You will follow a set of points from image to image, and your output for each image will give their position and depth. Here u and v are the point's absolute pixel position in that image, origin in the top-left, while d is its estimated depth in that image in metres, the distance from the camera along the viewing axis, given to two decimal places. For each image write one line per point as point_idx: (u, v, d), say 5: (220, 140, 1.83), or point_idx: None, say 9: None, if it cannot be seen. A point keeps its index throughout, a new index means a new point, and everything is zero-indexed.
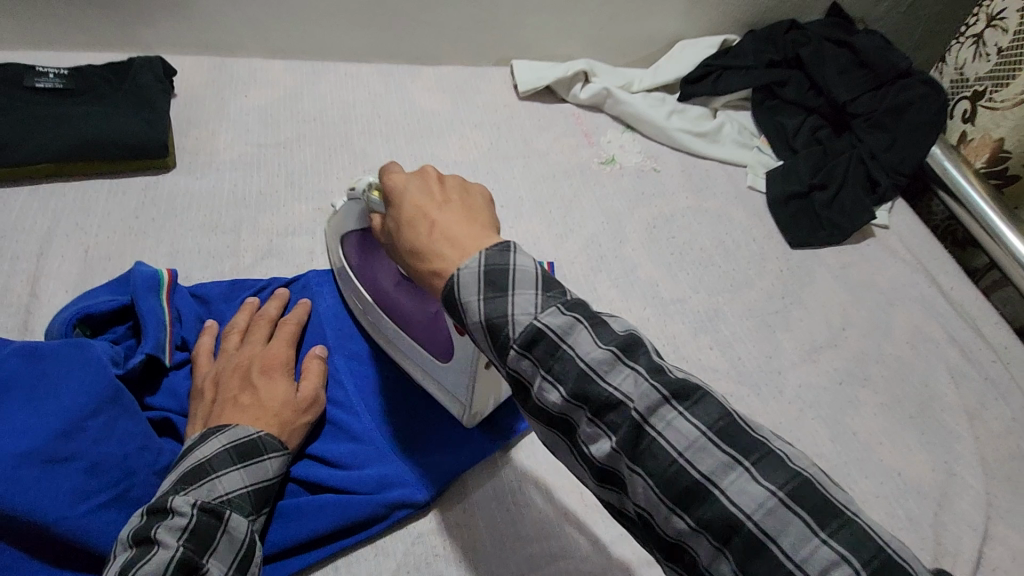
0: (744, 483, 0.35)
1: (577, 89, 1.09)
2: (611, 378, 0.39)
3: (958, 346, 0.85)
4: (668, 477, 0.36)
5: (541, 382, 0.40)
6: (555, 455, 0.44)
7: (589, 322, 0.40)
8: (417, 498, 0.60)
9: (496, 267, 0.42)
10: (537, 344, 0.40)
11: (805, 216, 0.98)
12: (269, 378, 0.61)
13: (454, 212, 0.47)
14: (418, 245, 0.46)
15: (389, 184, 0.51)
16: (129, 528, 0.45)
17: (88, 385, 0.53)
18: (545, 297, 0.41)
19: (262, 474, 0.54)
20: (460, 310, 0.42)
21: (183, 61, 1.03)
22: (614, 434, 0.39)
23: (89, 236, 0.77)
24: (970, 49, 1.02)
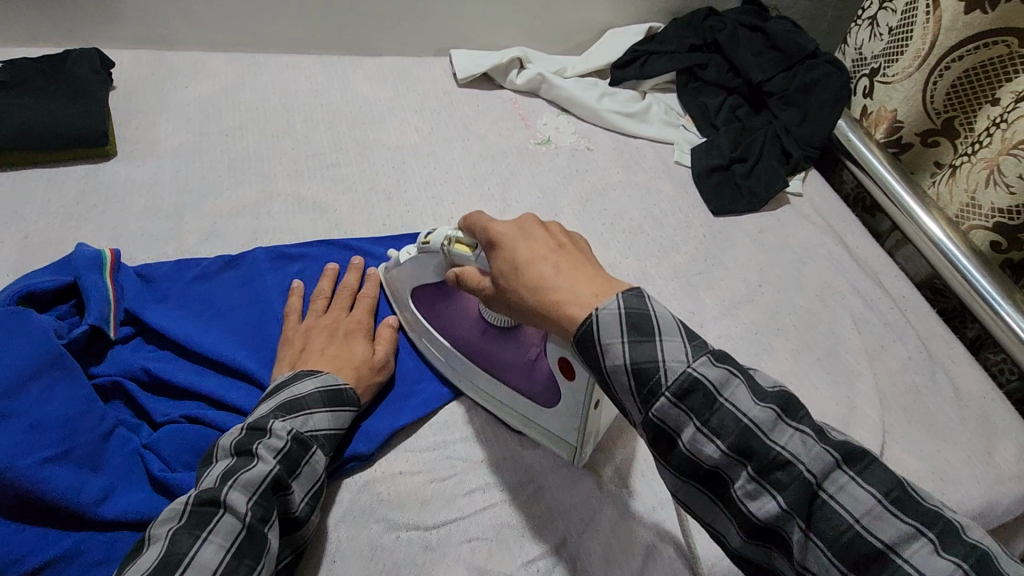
0: (850, 486, 0.42)
1: (513, 75, 1.15)
2: (773, 429, 0.44)
3: (861, 296, 0.94)
4: (841, 541, 0.41)
5: (694, 434, 0.45)
6: (691, 503, 0.49)
7: (746, 379, 0.46)
8: (361, 451, 0.64)
9: (636, 311, 0.48)
10: (690, 396, 0.45)
11: (727, 186, 1.06)
12: (352, 340, 0.70)
13: (572, 257, 0.54)
14: (545, 284, 0.52)
15: (494, 233, 0.57)
16: (234, 434, 0.55)
17: (28, 349, 0.55)
18: (692, 348, 0.47)
19: (344, 421, 0.62)
20: (600, 351, 0.48)
21: (120, 54, 1.04)
22: (780, 493, 0.43)
23: (29, 223, 0.78)
24: (866, 31, 1.13)
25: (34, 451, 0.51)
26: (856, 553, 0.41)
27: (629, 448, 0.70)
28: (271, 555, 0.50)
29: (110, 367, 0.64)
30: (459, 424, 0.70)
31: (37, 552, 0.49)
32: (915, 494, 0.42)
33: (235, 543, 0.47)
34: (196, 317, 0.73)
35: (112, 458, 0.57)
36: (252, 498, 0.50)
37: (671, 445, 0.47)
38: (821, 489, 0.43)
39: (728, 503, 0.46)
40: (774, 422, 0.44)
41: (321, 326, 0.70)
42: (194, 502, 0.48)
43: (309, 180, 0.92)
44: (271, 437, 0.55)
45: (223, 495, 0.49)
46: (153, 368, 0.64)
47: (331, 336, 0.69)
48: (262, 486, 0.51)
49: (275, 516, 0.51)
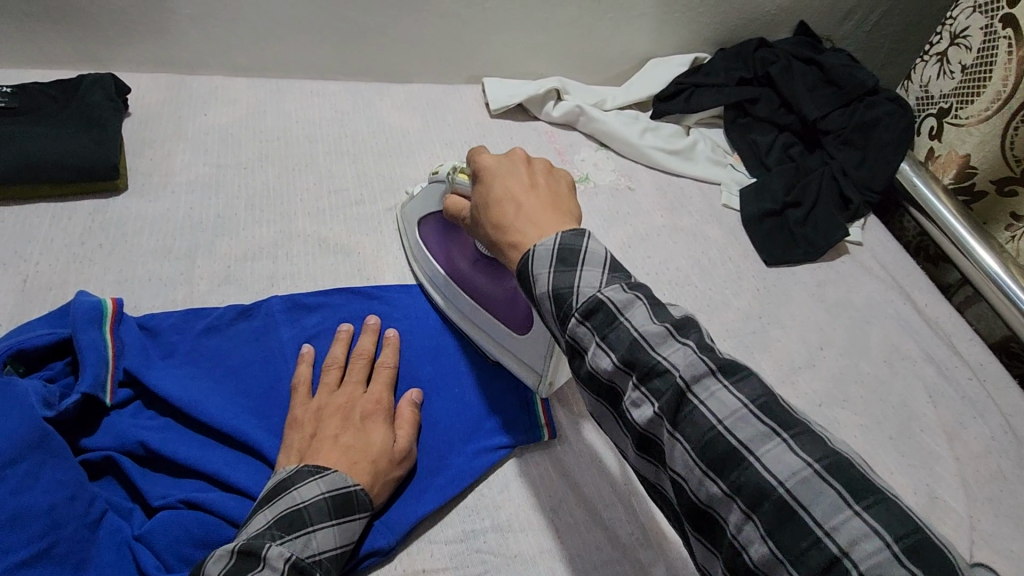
0: (721, 393, 0.39)
1: (550, 107, 1.08)
2: (699, 382, 0.39)
3: (935, 364, 0.85)
4: (705, 441, 0.38)
5: (594, 350, 0.42)
6: (601, 426, 0.46)
7: (649, 300, 0.43)
8: (382, 544, 0.56)
9: (570, 244, 0.45)
10: (594, 315, 0.43)
11: (781, 233, 0.98)
12: (369, 423, 0.60)
13: (540, 195, 0.51)
14: (503, 221, 0.50)
15: (480, 165, 0.55)
16: (223, 559, 0.46)
17: (11, 429, 0.49)
18: (608, 276, 0.44)
19: (353, 534, 0.53)
20: (530, 281, 0.46)
21: (138, 78, 0.98)
22: (658, 400, 0.40)
23: (29, 264, 0.71)
24: (934, 67, 1.04)
25: (7, 554, 0.45)
26: (771, 513, 0.35)
27: (684, 544, 0.62)
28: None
29: (103, 440, 0.57)
30: (490, 508, 0.62)
31: None
32: (788, 409, 0.38)
33: None
34: (202, 376, 0.65)
35: (98, 554, 0.50)
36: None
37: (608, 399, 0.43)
38: (745, 450, 0.37)
39: (621, 417, 0.43)
40: (700, 375, 0.39)
41: (333, 405, 0.61)
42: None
43: (331, 219, 0.86)
44: (264, 568, 0.46)
45: None
46: (151, 442, 0.57)
47: (344, 420, 0.60)
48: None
49: None
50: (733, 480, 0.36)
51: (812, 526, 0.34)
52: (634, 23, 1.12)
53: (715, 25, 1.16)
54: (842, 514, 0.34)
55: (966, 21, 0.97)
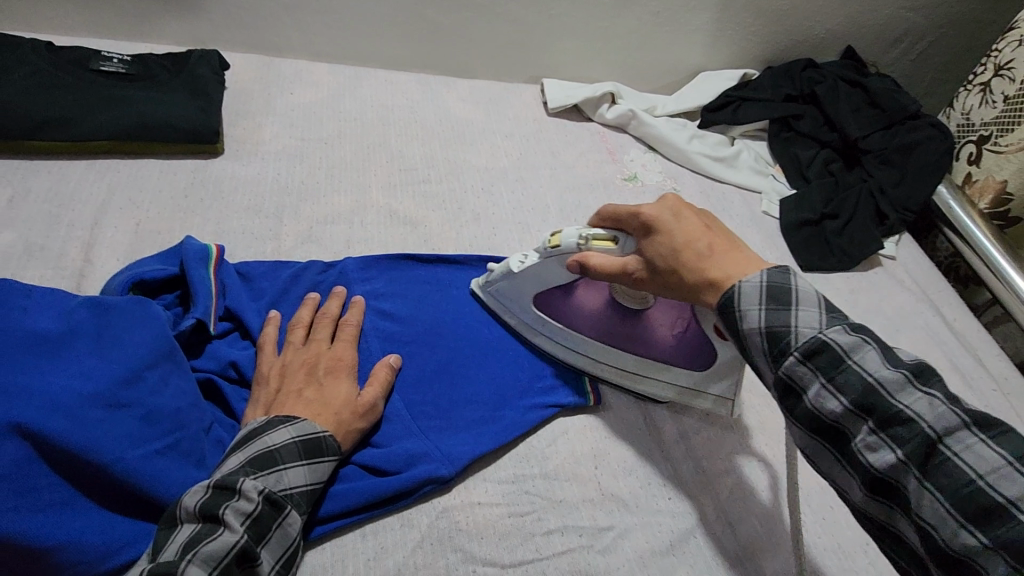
0: (920, 402, 0.44)
1: (604, 109, 1.15)
2: (899, 389, 0.45)
3: (960, 373, 0.89)
4: (923, 454, 0.43)
5: (818, 390, 0.48)
6: (818, 461, 0.51)
7: (876, 343, 0.47)
8: (442, 475, 0.63)
9: (778, 281, 0.51)
10: (816, 356, 0.48)
11: (817, 242, 1.03)
12: (334, 379, 0.64)
13: (721, 238, 0.57)
14: (710, 270, 0.55)
15: (647, 217, 0.59)
16: (199, 491, 0.49)
17: (149, 340, 0.57)
18: (828, 317, 0.49)
19: (323, 474, 0.57)
20: (738, 316, 0.52)
21: (233, 57, 1.08)
22: (884, 431, 0.45)
23: (141, 211, 0.81)
24: (976, 96, 1.09)
25: (145, 443, 0.52)
26: (920, 451, 0.43)
27: (715, 505, 0.67)
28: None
29: (206, 362, 0.65)
30: (538, 458, 0.68)
31: (135, 544, 0.50)
32: (979, 410, 0.44)
33: None
34: (287, 319, 0.73)
35: (210, 454, 0.58)
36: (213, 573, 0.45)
37: (791, 397, 0.50)
38: (899, 407, 0.45)
39: (849, 457, 0.48)
40: (857, 344, 0.47)
41: (301, 361, 0.64)
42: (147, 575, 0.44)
43: (401, 194, 0.94)
44: (239, 500, 0.50)
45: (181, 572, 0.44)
46: (245, 368, 0.65)
47: (311, 374, 0.63)
48: (225, 559, 0.46)
49: None
50: (935, 479, 0.43)
51: None
52: (689, 37, 1.18)
53: (766, 43, 1.23)
54: None
55: (1011, 55, 1.03)
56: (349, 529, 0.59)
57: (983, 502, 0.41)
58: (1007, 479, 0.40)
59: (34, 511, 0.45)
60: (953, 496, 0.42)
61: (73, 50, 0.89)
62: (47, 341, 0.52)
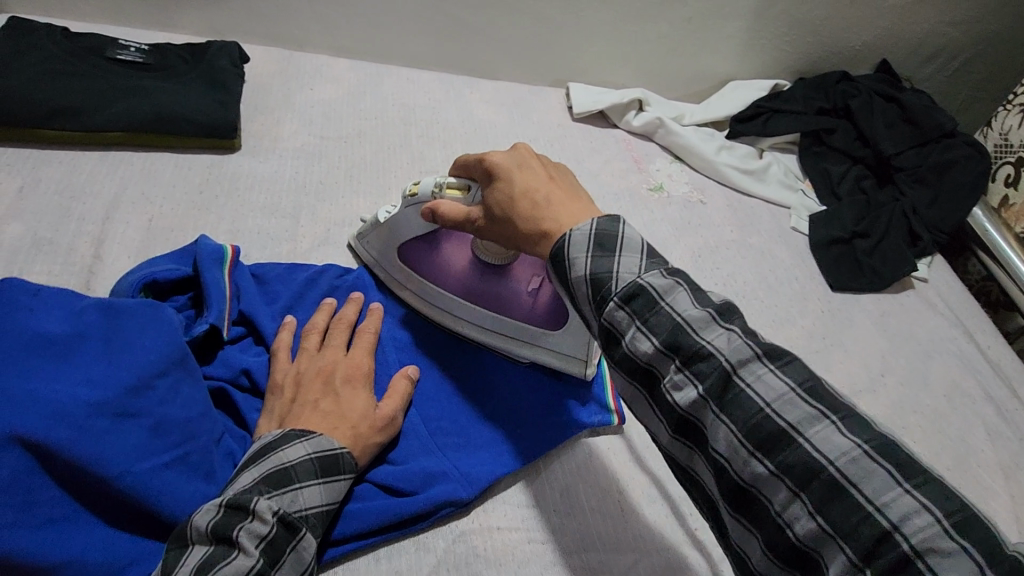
0: (767, 377, 0.40)
1: (631, 116, 1.12)
2: (704, 326, 0.43)
3: (994, 405, 0.86)
4: (765, 435, 0.39)
5: (634, 333, 0.44)
6: (645, 424, 0.47)
7: (689, 286, 0.45)
8: (462, 496, 0.60)
9: (607, 229, 0.47)
10: (634, 300, 0.44)
11: (847, 261, 1.00)
12: (351, 389, 0.60)
13: (557, 189, 0.54)
14: (530, 214, 0.53)
15: (491, 163, 0.57)
16: (213, 511, 0.47)
17: (162, 345, 0.55)
18: (647, 261, 0.46)
19: (339, 494, 0.54)
20: (567, 264, 0.48)
21: (252, 49, 1.05)
22: (702, 384, 0.42)
23: (154, 206, 0.78)
24: (1017, 117, 1.06)
25: (153, 456, 0.50)
26: (801, 471, 0.38)
27: None
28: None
29: (218, 370, 0.62)
30: (560, 481, 0.65)
31: (140, 562, 0.48)
32: (834, 394, 0.40)
33: None
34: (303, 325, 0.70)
35: (220, 468, 0.55)
36: None
37: (643, 372, 0.45)
38: (736, 376, 0.41)
39: (666, 409, 0.44)
40: (671, 287, 0.44)
41: (316, 369, 0.61)
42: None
43: None
44: (254, 521, 0.47)
45: None
46: (258, 377, 0.63)
47: (326, 383, 0.60)
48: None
49: None
50: (813, 492, 0.37)
51: (889, 528, 0.35)
52: (720, 44, 1.15)
53: (798, 54, 1.19)
54: (924, 517, 0.34)
55: None
56: (362, 552, 0.56)
57: (849, 503, 0.36)
58: (886, 494, 0.36)
59: (35, 528, 0.43)
60: (840, 526, 0.36)
61: (89, 37, 0.86)
62: (54, 345, 0.49)
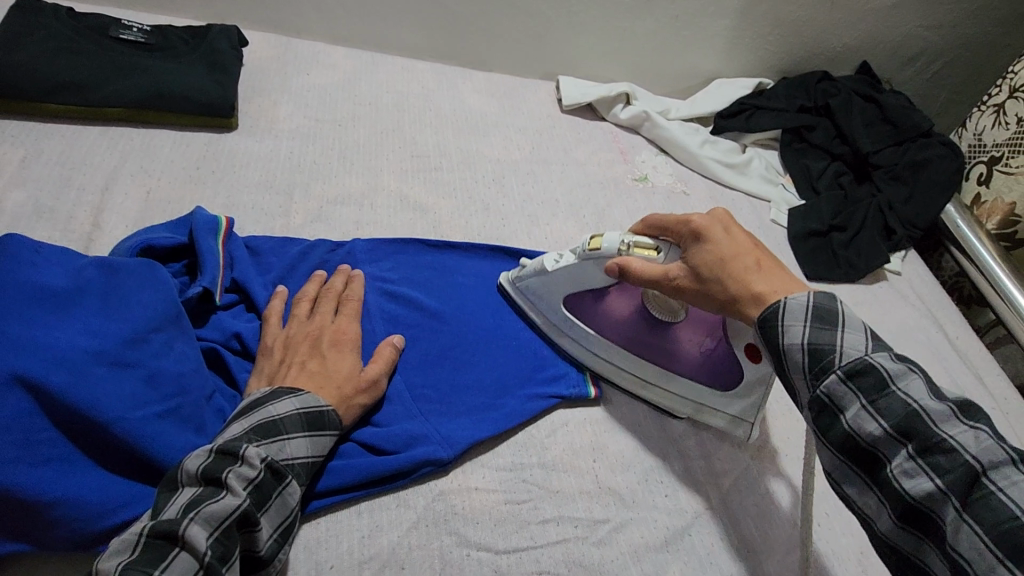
0: (978, 446, 0.43)
1: (619, 109, 1.15)
2: (942, 417, 0.45)
3: (960, 390, 0.89)
4: (974, 495, 0.42)
5: (858, 412, 0.48)
6: (845, 488, 0.50)
7: (922, 373, 0.47)
8: (442, 457, 0.62)
9: (824, 304, 0.52)
10: (861, 377, 0.48)
11: (823, 252, 1.03)
12: (337, 352, 0.63)
13: (766, 255, 0.57)
14: (761, 287, 0.55)
15: (697, 225, 0.59)
16: (201, 455, 0.49)
17: (157, 303, 0.57)
18: (873, 343, 0.50)
19: (323, 448, 0.57)
20: (780, 330, 0.52)
21: (252, 35, 1.08)
22: (933, 470, 0.44)
23: (152, 179, 0.80)
24: (989, 118, 1.09)
25: (148, 404, 0.52)
26: (962, 485, 0.42)
27: (712, 506, 0.67)
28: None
29: (210, 332, 0.65)
30: (538, 448, 0.68)
31: (131, 505, 0.49)
32: None
33: None
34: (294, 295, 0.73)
35: (211, 423, 0.57)
36: (213, 535, 0.45)
37: (827, 415, 0.49)
38: (970, 460, 0.43)
39: (880, 483, 0.47)
40: (903, 371, 0.47)
41: (304, 334, 0.64)
42: (151, 531, 0.44)
43: (413, 179, 0.94)
44: (242, 465, 0.49)
45: (184, 529, 0.44)
46: (249, 340, 0.65)
47: (314, 347, 0.63)
48: (228, 520, 0.46)
49: (234, 557, 0.46)
50: (984, 521, 0.41)
51: None
52: (707, 42, 1.19)
53: (782, 54, 1.23)
54: None
55: None
56: (344, 506, 0.59)
57: None
58: None
59: (34, 465, 0.45)
60: (1009, 548, 0.39)
61: (93, 17, 0.89)
62: (55, 296, 0.52)
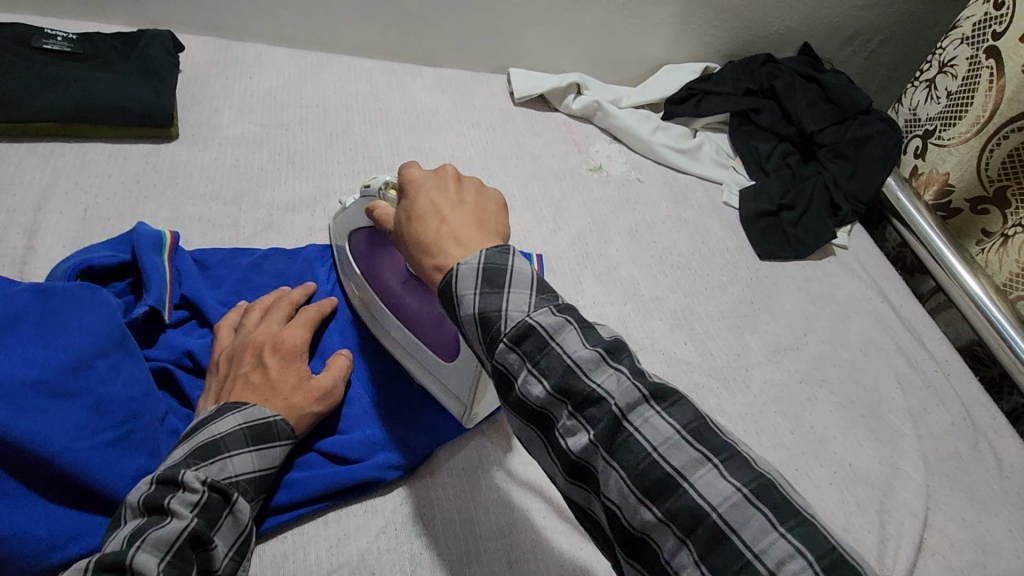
0: (654, 420, 0.41)
1: (570, 99, 1.16)
2: (593, 368, 0.43)
3: (906, 356, 0.93)
4: (643, 470, 0.40)
5: (526, 377, 0.44)
6: (529, 451, 0.47)
7: (579, 325, 0.45)
8: (403, 461, 0.63)
9: (494, 263, 0.46)
10: (524, 342, 0.44)
11: (774, 231, 1.06)
12: (284, 361, 0.62)
13: (464, 212, 0.51)
14: (424, 237, 0.50)
15: (404, 175, 0.55)
16: (143, 487, 0.48)
17: (100, 328, 0.56)
18: (536, 299, 0.45)
19: (272, 461, 0.56)
20: (455, 302, 0.46)
21: (188, 39, 1.04)
22: (592, 427, 0.42)
23: (88, 197, 0.77)
24: (923, 93, 1.13)
25: (93, 433, 0.50)
26: (649, 479, 0.40)
27: None
28: None
29: (160, 352, 0.63)
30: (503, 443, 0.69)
31: (81, 538, 0.48)
32: (718, 432, 0.41)
33: None
34: None
35: (164, 447, 0.56)
36: (164, 559, 0.43)
37: (505, 386, 0.45)
38: (626, 421, 0.41)
39: (553, 445, 0.44)
40: (559, 326, 0.44)
41: (247, 341, 0.62)
42: (96, 567, 0.41)
43: (364, 181, 0.92)
44: (182, 491, 0.47)
45: (130, 558, 0.41)
46: (201, 357, 0.64)
47: (257, 355, 0.61)
48: (178, 542, 0.44)
49: None
50: (667, 507, 0.39)
51: (745, 551, 0.37)
52: (653, 29, 1.20)
53: (726, 39, 1.25)
54: (772, 535, 0.37)
55: (953, 52, 1.06)
56: (303, 519, 0.58)
57: (715, 532, 0.37)
58: (743, 517, 0.37)
59: None
60: (683, 525, 0.38)
61: (10, 25, 0.84)
62: None
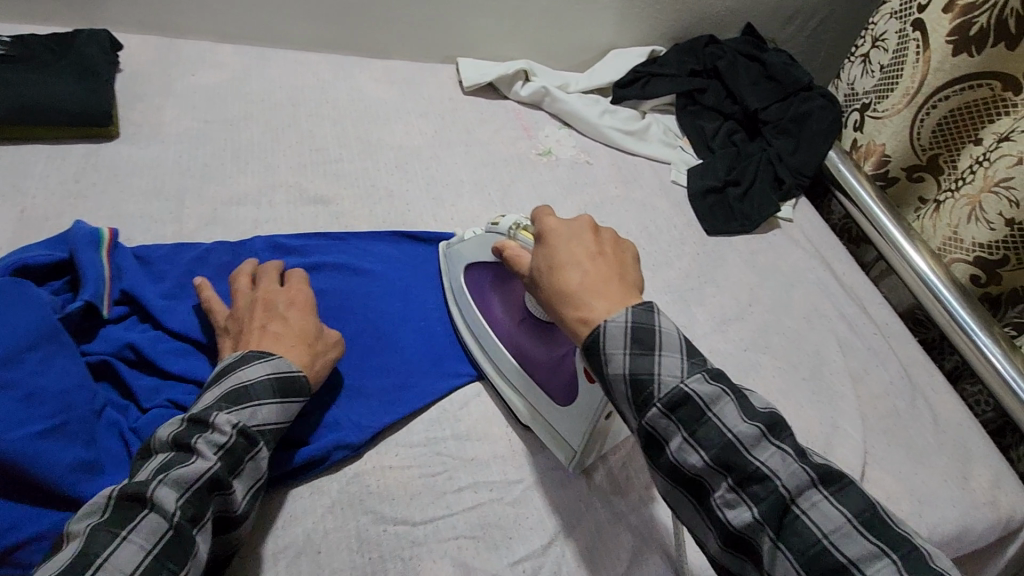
0: (823, 504, 0.46)
1: (518, 86, 1.17)
2: (755, 445, 0.48)
3: (846, 321, 0.96)
4: (812, 554, 0.45)
5: (681, 444, 0.49)
6: (677, 512, 0.52)
7: (735, 397, 0.50)
8: (352, 441, 0.64)
9: (645, 324, 0.52)
10: (678, 409, 0.49)
11: (721, 207, 1.09)
12: (292, 314, 0.65)
13: (603, 265, 0.57)
14: (566, 288, 0.56)
15: (545, 227, 0.61)
16: (174, 425, 0.52)
17: (29, 322, 0.56)
18: (690, 365, 0.51)
19: (292, 414, 0.59)
20: (604, 358, 0.52)
21: (129, 38, 1.03)
22: (755, 504, 0.47)
23: (25, 198, 0.77)
24: (859, 67, 1.16)
25: (22, 425, 0.51)
26: (822, 564, 0.44)
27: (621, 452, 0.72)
28: (199, 559, 0.48)
29: (100, 346, 0.63)
30: (451, 420, 0.70)
31: (17, 527, 0.48)
32: (892, 523, 0.45)
33: (158, 544, 0.45)
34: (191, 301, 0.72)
35: (103, 437, 0.56)
36: (183, 495, 0.48)
37: (654, 447, 0.51)
38: (794, 504, 0.47)
39: (708, 513, 0.49)
40: (717, 396, 0.49)
41: (256, 301, 0.65)
42: (118, 496, 0.47)
43: (311, 173, 0.93)
44: (211, 432, 0.52)
45: (150, 492, 0.47)
46: (142, 347, 0.64)
47: (270, 311, 0.65)
48: (197, 483, 0.49)
49: (207, 518, 0.49)
50: None
51: None
52: (598, 14, 1.22)
53: (671, 21, 1.28)
54: None
55: (884, 26, 1.08)
56: None
57: None
58: None
59: None
60: None
61: None
62: None
